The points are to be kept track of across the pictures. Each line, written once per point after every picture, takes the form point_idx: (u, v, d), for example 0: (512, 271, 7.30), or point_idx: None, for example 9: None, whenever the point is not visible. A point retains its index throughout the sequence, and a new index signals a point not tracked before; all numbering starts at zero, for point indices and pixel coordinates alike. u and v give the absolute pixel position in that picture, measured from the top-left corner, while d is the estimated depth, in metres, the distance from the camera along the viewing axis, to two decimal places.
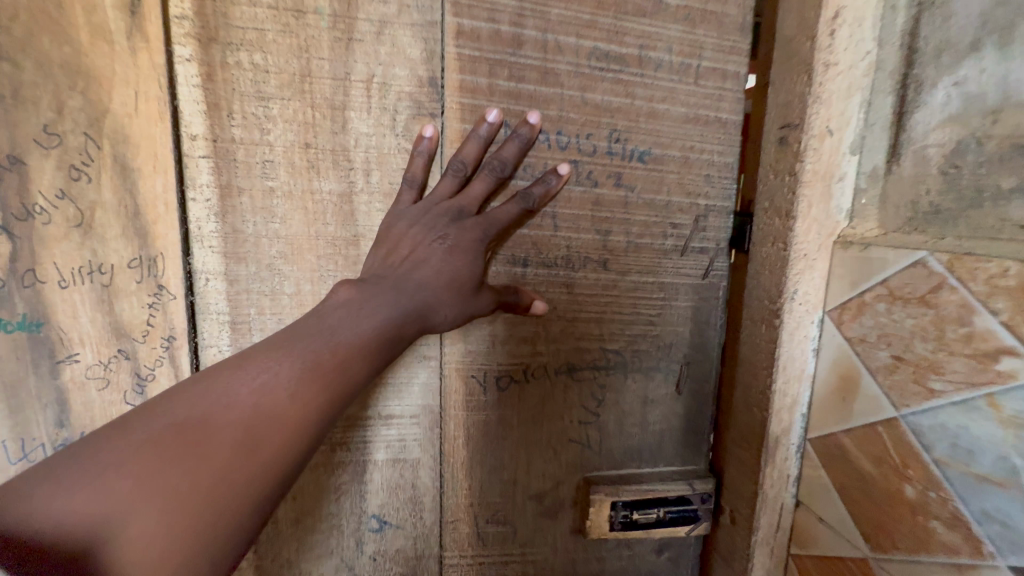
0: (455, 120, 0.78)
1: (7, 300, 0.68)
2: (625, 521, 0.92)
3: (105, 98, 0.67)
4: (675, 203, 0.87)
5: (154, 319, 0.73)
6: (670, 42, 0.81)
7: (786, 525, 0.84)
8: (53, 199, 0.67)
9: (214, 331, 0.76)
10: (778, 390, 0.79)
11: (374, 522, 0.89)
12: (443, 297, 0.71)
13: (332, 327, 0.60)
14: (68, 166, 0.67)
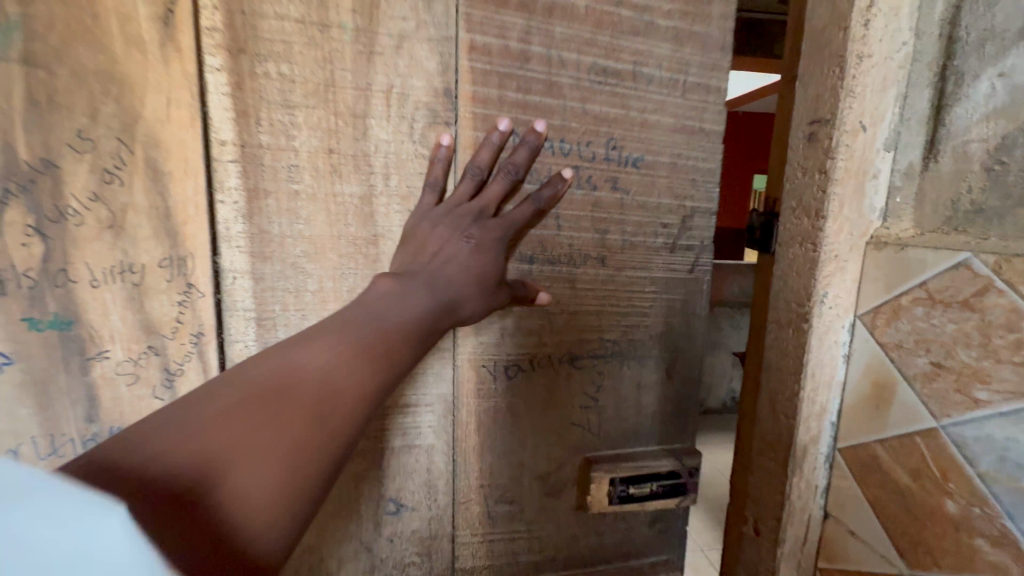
0: (468, 129, 0.77)
1: (39, 300, 0.67)
2: (623, 496, 0.93)
3: (138, 104, 0.65)
4: (665, 204, 0.87)
5: (183, 317, 0.72)
6: (660, 59, 0.82)
7: (814, 537, 0.83)
8: (85, 200, 0.66)
9: (239, 326, 0.75)
10: (806, 398, 0.78)
11: (391, 506, 0.87)
12: (469, 292, 0.72)
13: (380, 313, 0.61)
14: (102, 169, 0.66)
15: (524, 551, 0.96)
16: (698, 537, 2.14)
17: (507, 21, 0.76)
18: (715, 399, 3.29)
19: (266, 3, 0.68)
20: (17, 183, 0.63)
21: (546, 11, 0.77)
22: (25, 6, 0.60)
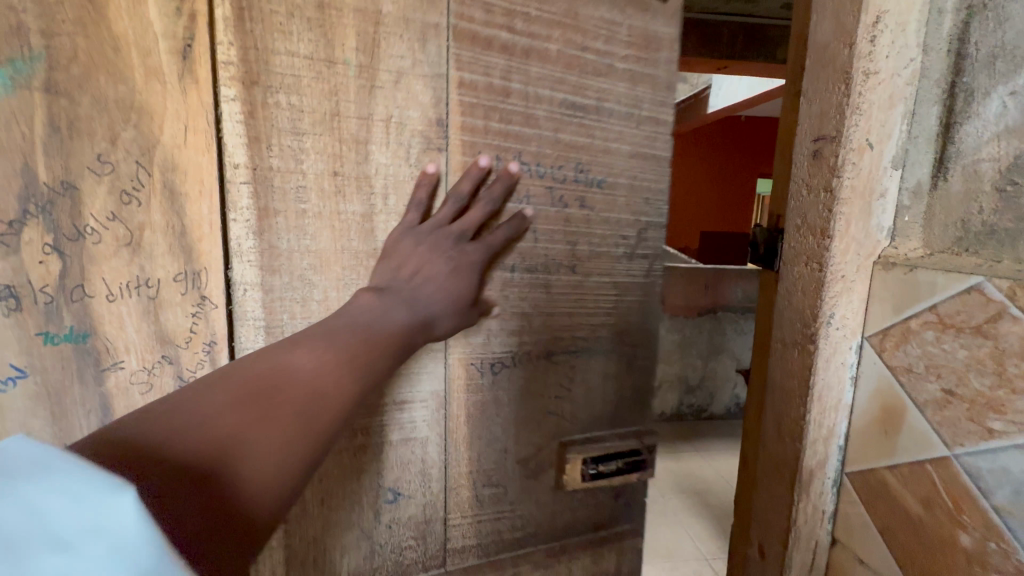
0: (457, 155, 0.78)
1: (55, 315, 0.63)
2: (595, 473, 0.97)
3: (156, 130, 0.64)
4: (625, 219, 0.91)
5: (197, 327, 0.69)
6: (618, 97, 0.87)
7: (820, 563, 0.88)
8: (102, 219, 0.63)
9: (249, 337, 0.72)
10: (813, 420, 0.82)
11: (388, 496, 0.85)
12: (444, 309, 0.74)
13: (363, 323, 0.62)
14: (120, 191, 0.64)
15: (508, 530, 0.96)
16: (703, 546, 2.10)
17: (488, 60, 0.78)
18: (720, 405, 3.27)
19: (276, 38, 0.67)
20: (33, 205, 0.61)
21: (524, 53, 0.79)
22: (49, 37, 0.58)
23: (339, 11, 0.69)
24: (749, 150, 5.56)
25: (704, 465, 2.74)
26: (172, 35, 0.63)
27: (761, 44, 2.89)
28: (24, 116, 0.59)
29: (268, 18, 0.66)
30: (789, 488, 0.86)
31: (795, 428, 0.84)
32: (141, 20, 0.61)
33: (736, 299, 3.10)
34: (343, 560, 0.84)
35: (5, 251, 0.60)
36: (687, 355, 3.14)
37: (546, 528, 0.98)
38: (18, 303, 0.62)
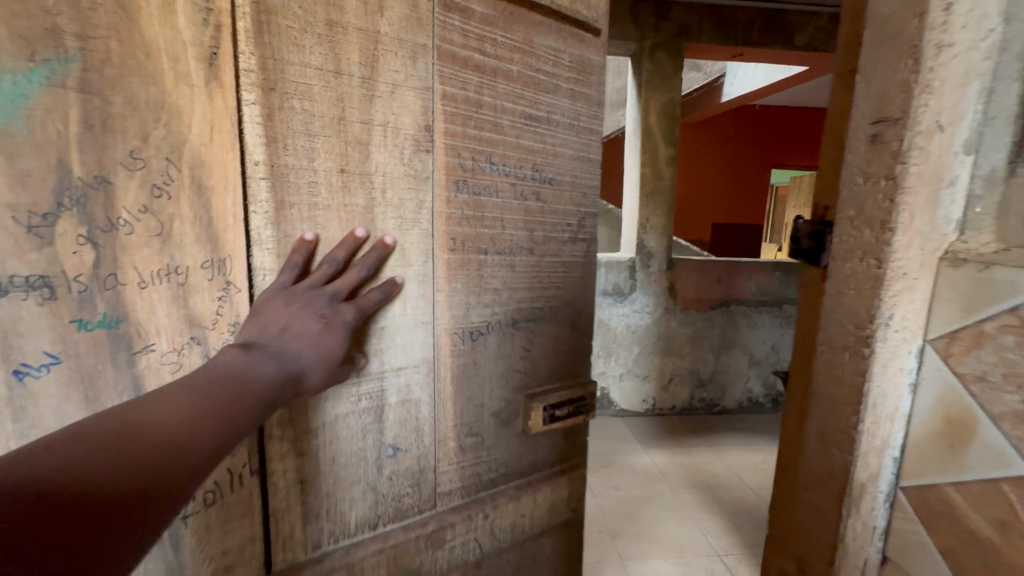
0: (442, 156, 0.79)
1: (87, 301, 0.59)
2: (553, 417, 1.01)
3: (186, 130, 0.61)
4: (570, 212, 0.98)
5: (223, 309, 0.67)
6: (564, 112, 0.94)
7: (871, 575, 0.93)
8: (134, 211, 0.60)
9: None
10: (868, 431, 0.87)
11: (388, 451, 0.84)
12: (315, 365, 0.68)
13: (224, 376, 0.59)
14: (151, 186, 0.61)
15: (486, 474, 0.97)
16: (715, 541, 2.06)
17: (466, 76, 0.80)
18: (731, 399, 3.21)
19: (288, 49, 0.66)
20: (67, 197, 0.56)
21: (492, 71, 0.83)
22: (85, 39, 0.55)
23: (348, 28, 0.69)
24: (763, 140, 5.44)
25: (716, 460, 2.69)
26: (199, 42, 0.61)
27: (777, 29, 2.81)
28: (58, 115, 0.55)
29: (284, 33, 0.66)
30: (839, 503, 0.92)
31: (847, 439, 0.90)
32: (171, 28, 0.59)
33: (750, 292, 3.04)
34: (350, 510, 0.82)
35: (38, 244, 0.56)
36: (699, 348, 3.08)
37: (520, 467, 1.02)
38: (53, 293, 0.57)
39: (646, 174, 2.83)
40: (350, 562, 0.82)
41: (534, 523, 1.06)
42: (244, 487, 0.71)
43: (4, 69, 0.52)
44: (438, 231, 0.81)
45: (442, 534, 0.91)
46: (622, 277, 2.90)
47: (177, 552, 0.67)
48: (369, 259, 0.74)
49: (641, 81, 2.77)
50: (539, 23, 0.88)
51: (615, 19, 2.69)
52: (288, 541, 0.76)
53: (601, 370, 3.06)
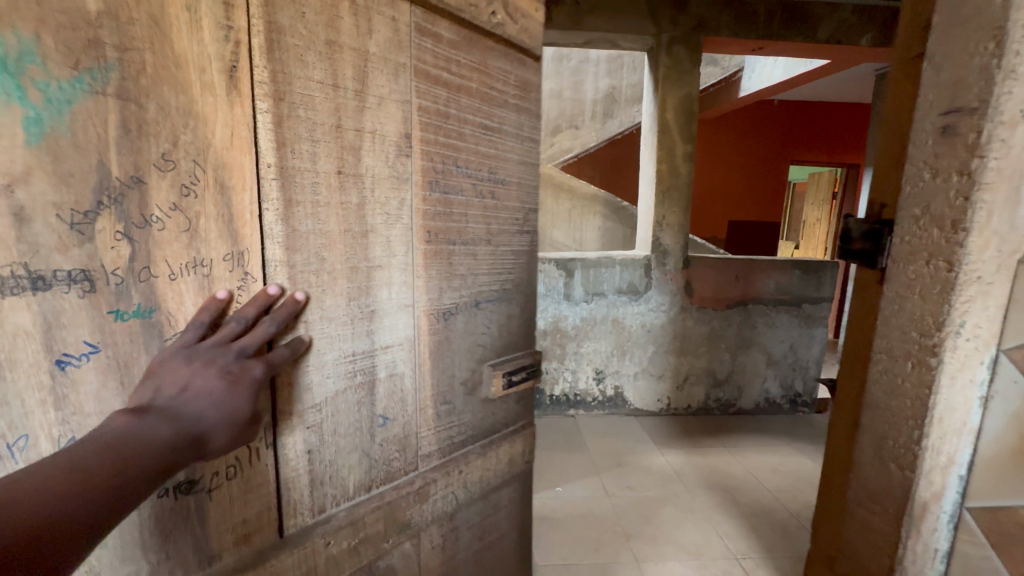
0: (418, 162, 0.85)
1: (122, 292, 0.60)
2: (509, 382, 1.08)
3: (211, 135, 0.64)
4: (518, 209, 1.06)
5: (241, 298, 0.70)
6: (513, 124, 1.02)
7: None
8: (165, 209, 0.62)
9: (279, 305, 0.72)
10: (932, 447, 0.87)
11: (379, 420, 0.89)
12: (221, 425, 0.63)
13: (113, 441, 0.55)
14: (181, 185, 0.63)
15: (459, 435, 1.04)
16: (733, 544, 2.01)
17: (437, 92, 0.86)
18: (748, 399, 3.15)
19: (293, 63, 0.69)
20: (106, 196, 0.58)
21: (455, 88, 0.89)
22: (124, 50, 0.57)
23: (344, 48, 0.73)
24: (782, 134, 5.32)
25: (733, 461, 2.64)
26: (222, 55, 0.63)
27: (798, 22, 2.72)
28: (99, 120, 0.56)
29: (292, 50, 0.68)
30: (897, 523, 0.94)
31: (909, 455, 0.90)
32: (198, 42, 0.61)
33: (769, 291, 2.97)
34: (350, 474, 0.86)
35: (79, 240, 0.57)
36: (715, 348, 3.03)
37: (483, 429, 1.09)
38: (93, 286, 0.58)
39: (662, 172, 2.78)
40: (353, 521, 0.86)
41: (498, 476, 1.14)
42: (260, 461, 0.75)
43: (50, 77, 0.53)
44: (416, 224, 0.87)
45: (427, 490, 0.98)
46: (638, 275, 2.86)
47: (202, 524, 0.70)
48: (357, 251, 0.79)
49: (658, 77, 2.72)
50: (492, 48, 0.95)
51: (630, 13, 2.65)
52: (297, 506, 0.80)
53: (616, 369, 3.02)
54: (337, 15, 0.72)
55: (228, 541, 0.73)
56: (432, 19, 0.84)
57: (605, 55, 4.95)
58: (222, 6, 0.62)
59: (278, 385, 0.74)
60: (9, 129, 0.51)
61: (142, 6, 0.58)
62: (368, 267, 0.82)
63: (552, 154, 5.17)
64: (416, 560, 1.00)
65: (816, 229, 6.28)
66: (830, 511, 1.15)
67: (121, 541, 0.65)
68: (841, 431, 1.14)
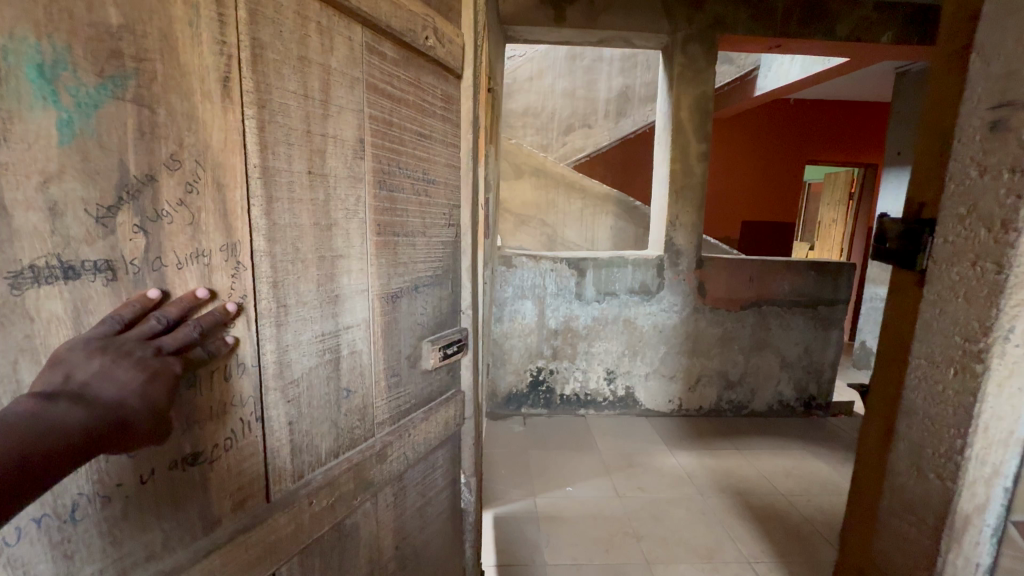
0: (370, 160, 0.86)
1: (137, 281, 0.60)
2: (445, 355, 1.10)
3: (209, 139, 0.64)
4: (448, 201, 1.08)
5: (235, 285, 0.69)
6: (443, 123, 1.04)
7: None
8: (173, 204, 0.62)
9: (263, 292, 0.73)
10: (977, 457, 0.84)
11: (343, 393, 0.89)
12: (141, 414, 0.57)
13: (13, 427, 0.49)
14: (186, 183, 0.63)
15: (408, 405, 1.04)
16: (746, 548, 1.98)
17: (384, 104, 0.88)
18: (761, 402, 3.10)
19: (271, 75, 0.70)
20: (126, 192, 0.58)
21: (395, 95, 0.91)
22: (141, 60, 0.57)
23: (313, 63, 0.75)
24: (796, 134, 5.23)
25: (746, 464, 2.60)
26: (217, 65, 0.64)
27: (816, 20, 2.66)
28: (118, 123, 0.56)
29: (271, 65, 0.70)
30: (935, 536, 0.90)
31: (950, 466, 0.87)
32: (198, 54, 0.62)
33: (783, 292, 2.93)
34: (321, 442, 0.86)
35: (104, 232, 0.57)
36: (728, 349, 2.99)
37: (427, 399, 1.10)
38: (115, 275, 0.58)
39: (676, 172, 2.75)
40: (330, 482, 0.87)
41: (437, 435, 1.13)
42: (252, 433, 0.75)
43: (79, 82, 0.53)
44: (369, 219, 0.88)
45: (386, 452, 0.98)
46: (650, 275, 2.83)
47: (206, 493, 0.70)
48: (324, 243, 0.81)
49: (672, 75, 2.70)
50: (424, 66, 0.97)
51: (643, 12, 2.62)
52: (280, 473, 0.80)
53: (627, 369, 3.00)
54: (306, 34, 0.74)
55: (226, 507, 0.73)
56: (378, 39, 0.86)
57: (618, 53, 4.92)
58: (217, 23, 0.63)
59: (263, 363, 0.74)
60: (44, 131, 0.52)
61: (154, 20, 0.58)
62: (333, 256, 0.82)
63: (564, 154, 5.15)
64: (375, 519, 1.00)
65: (832, 229, 6.17)
66: (861, 520, 1.13)
67: (135, 514, 0.63)
68: (873, 438, 1.11)
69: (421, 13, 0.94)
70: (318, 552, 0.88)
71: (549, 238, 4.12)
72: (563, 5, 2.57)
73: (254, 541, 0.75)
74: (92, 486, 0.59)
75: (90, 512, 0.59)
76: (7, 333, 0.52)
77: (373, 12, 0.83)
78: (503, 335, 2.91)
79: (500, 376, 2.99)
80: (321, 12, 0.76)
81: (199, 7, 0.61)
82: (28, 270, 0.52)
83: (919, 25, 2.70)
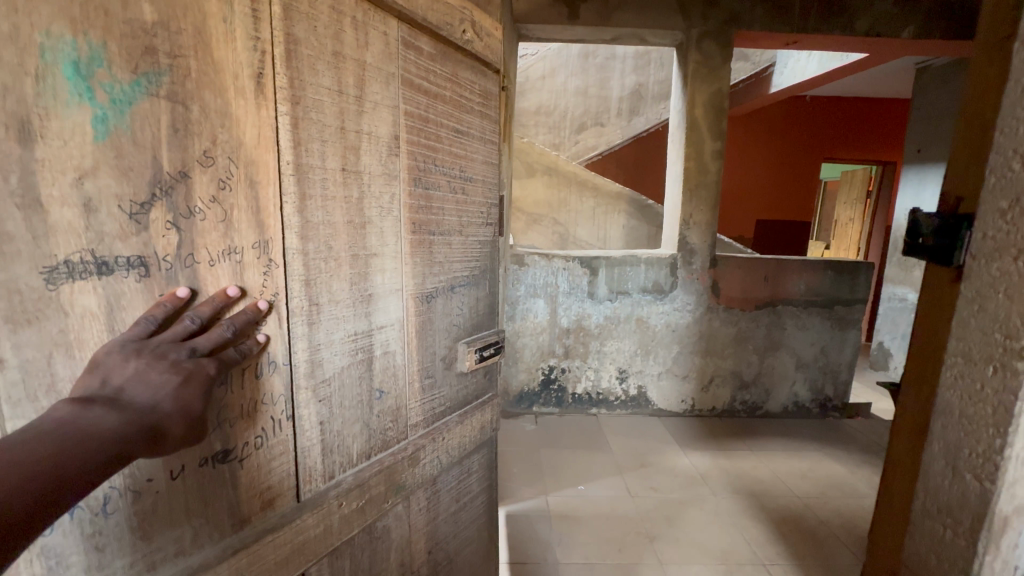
0: (405, 160, 0.87)
1: (170, 278, 0.61)
2: (480, 357, 1.10)
3: (242, 136, 0.65)
4: (485, 201, 1.08)
5: (267, 284, 0.70)
6: (480, 122, 1.04)
7: None
8: (206, 200, 0.63)
9: (296, 290, 0.73)
10: (1016, 457, 0.82)
11: (376, 393, 0.89)
12: (174, 418, 0.58)
13: (56, 433, 0.51)
14: (218, 180, 0.63)
15: (440, 408, 1.05)
16: (763, 550, 1.96)
17: (420, 100, 0.88)
18: (776, 402, 3.06)
19: (306, 71, 0.70)
20: (159, 188, 0.59)
21: (432, 93, 0.91)
22: (174, 57, 0.58)
23: (348, 59, 0.76)
24: (814, 131, 5.15)
25: (760, 465, 2.57)
26: (251, 62, 0.64)
27: (836, 14, 2.62)
28: (152, 120, 0.57)
29: (305, 60, 0.70)
30: (971, 540, 0.88)
31: (987, 467, 0.85)
32: (232, 51, 0.62)
33: (800, 292, 2.89)
34: (352, 443, 0.87)
35: (137, 228, 0.58)
36: (742, 349, 2.96)
37: (460, 402, 1.10)
38: (148, 272, 0.59)
39: (690, 170, 2.72)
40: (360, 484, 0.87)
41: (470, 441, 1.13)
42: (282, 431, 0.76)
43: (114, 79, 0.54)
44: (404, 218, 0.89)
45: (418, 455, 0.98)
46: (664, 274, 2.81)
47: (235, 490, 0.71)
48: (357, 242, 0.81)
49: (687, 72, 2.67)
50: (462, 61, 0.97)
51: (658, 9, 2.60)
52: (311, 473, 0.81)
53: (640, 368, 2.98)
54: (341, 29, 0.74)
55: (256, 505, 0.74)
56: (415, 33, 0.86)
57: (631, 51, 4.89)
58: (251, 18, 0.63)
59: (294, 362, 0.75)
60: (79, 127, 0.53)
61: (188, 16, 0.59)
62: (366, 255, 0.83)
63: (576, 153, 5.12)
64: (407, 522, 1.00)
65: (848, 229, 6.07)
66: (894, 523, 1.11)
67: (166, 508, 0.64)
68: (906, 438, 1.09)
69: (458, 6, 0.94)
70: (348, 553, 0.89)
71: (562, 237, 4.11)
72: (577, 2, 2.56)
73: (282, 541, 0.76)
74: (122, 480, 0.60)
75: (121, 506, 0.60)
76: (43, 326, 0.53)
77: (409, 5, 0.83)
78: (515, 333, 2.91)
79: (513, 374, 2.99)
80: (356, 7, 0.76)
81: (233, 3, 0.62)
82: (63, 265, 0.53)
83: (946, 16, 2.64)
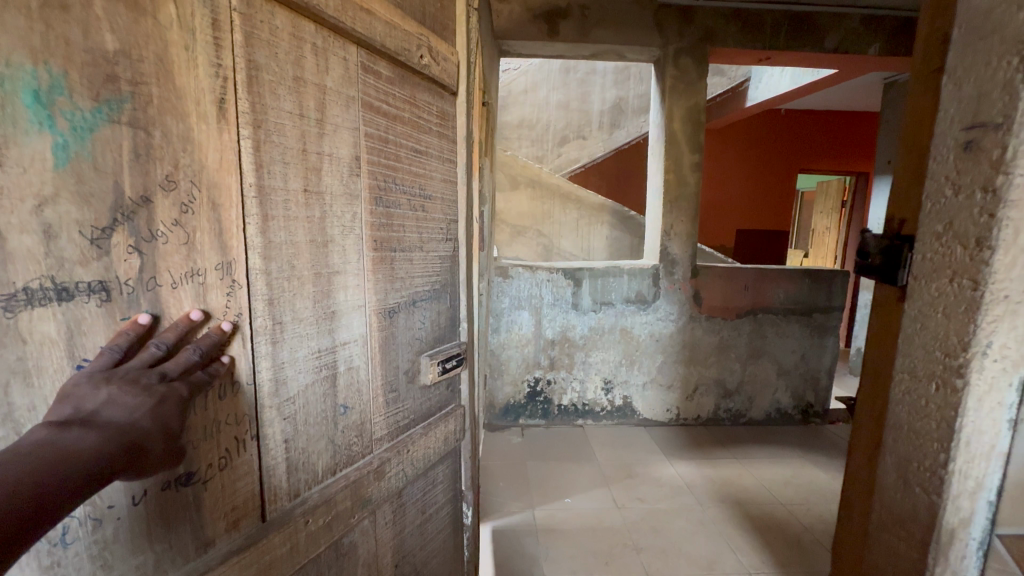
0: (365, 180, 0.87)
1: (132, 301, 0.60)
2: (444, 368, 1.11)
3: (205, 161, 0.65)
4: (443, 217, 1.08)
5: (230, 306, 0.70)
6: (438, 141, 1.05)
7: None
8: (168, 223, 0.62)
9: (259, 310, 0.73)
10: (960, 471, 0.85)
11: (340, 410, 0.88)
12: (154, 435, 0.58)
13: (31, 455, 0.50)
14: (180, 204, 0.63)
15: (406, 421, 1.04)
16: (746, 559, 1.97)
17: (380, 122, 0.89)
18: (759, 409, 3.09)
19: (267, 95, 0.71)
20: (120, 214, 0.58)
21: (393, 116, 0.92)
22: (137, 84, 0.58)
23: (308, 83, 0.77)
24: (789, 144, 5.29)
25: (743, 473, 2.59)
26: (212, 87, 0.64)
27: (806, 31, 2.70)
28: (113, 145, 0.57)
29: (267, 86, 0.71)
30: (923, 550, 0.90)
31: (935, 479, 0.88)
32: (194, 78, 0.63)
33: (778, 300, 2.94)
34: (317, 460, 0.86)
35: (98, 253, 0.57)
36: (723, 358, 2.99)
37: (425, 415, 1.10)
38: (109, 296, 0.58)
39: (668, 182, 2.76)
40: (327, 500, 0.86)
41: (436, 453, 1.13)
42: (247, 451, 0.75)
43: (75, 107, 0.54)
44: (366, 236, 0.89)
45: (384, 468, 0.98)
46: (645, 284, 2.84)
47: (199, 514, 0.70)
48: (320, 260, 0.81)
49: (664, 87, 2.73)
50: (419, 84, 0.98)
51: (634, 26, 2.65)
52: (276, 492, 0.80)
53: (624, 378, 2.99)
54: (302, 55, 0.75)
55: (220, 528, 0.73)
56: (373, 58, 0.87)
57: (612, 66, 4.99)
58: (213, 46, 0.64)
59: (259, 381, 0.75)
60: (39, 154, 0.52)
61: (150, 45, 0.59)
62: (329, 273, 0.83)
63: (559, 166, 5.17)
64: (374, 537, 0.99)
65: (826, 238, 6.22)
66: (856, 531, 1.12)
67: (128, 534, 0.63)
68: (864, 447, 1.12)
69: (416, 32, 0.95)
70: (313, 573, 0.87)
71: (546, 249, 4.13)
72: (557, 19, 2.60)
73: (248, 562, 0.75)
74: (84, 508, 0.58)
75: (80, 535, 0.59)
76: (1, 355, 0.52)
77: (369, 31, 0.84)
78: (499, 345, 2.91)
79: (498, 387, 2.99)
80: (317, 34, 0.77)
81: (195, 32, 0.62)
82: (22, 293, 0.53)
83: (909, 34, 2.74)
